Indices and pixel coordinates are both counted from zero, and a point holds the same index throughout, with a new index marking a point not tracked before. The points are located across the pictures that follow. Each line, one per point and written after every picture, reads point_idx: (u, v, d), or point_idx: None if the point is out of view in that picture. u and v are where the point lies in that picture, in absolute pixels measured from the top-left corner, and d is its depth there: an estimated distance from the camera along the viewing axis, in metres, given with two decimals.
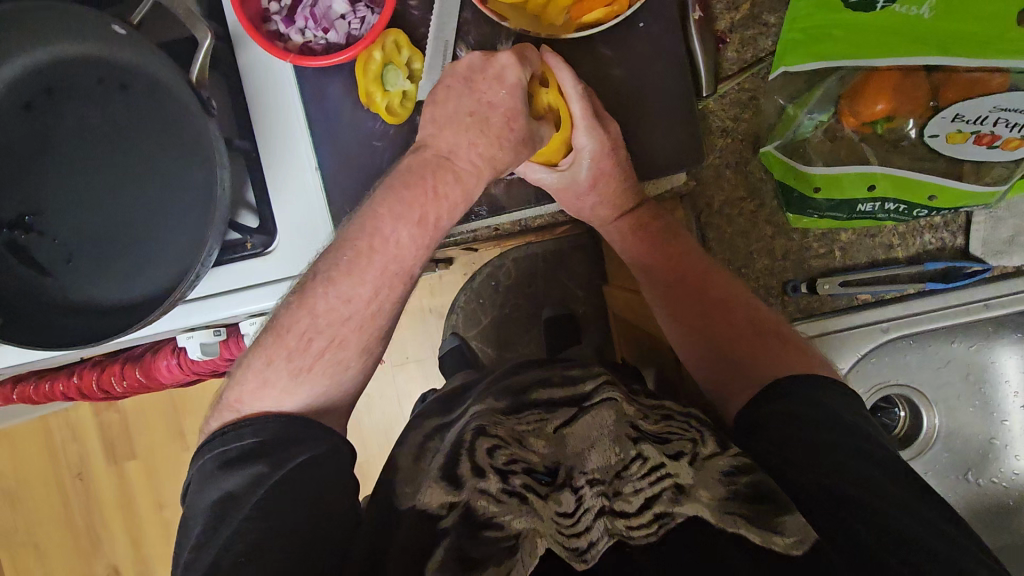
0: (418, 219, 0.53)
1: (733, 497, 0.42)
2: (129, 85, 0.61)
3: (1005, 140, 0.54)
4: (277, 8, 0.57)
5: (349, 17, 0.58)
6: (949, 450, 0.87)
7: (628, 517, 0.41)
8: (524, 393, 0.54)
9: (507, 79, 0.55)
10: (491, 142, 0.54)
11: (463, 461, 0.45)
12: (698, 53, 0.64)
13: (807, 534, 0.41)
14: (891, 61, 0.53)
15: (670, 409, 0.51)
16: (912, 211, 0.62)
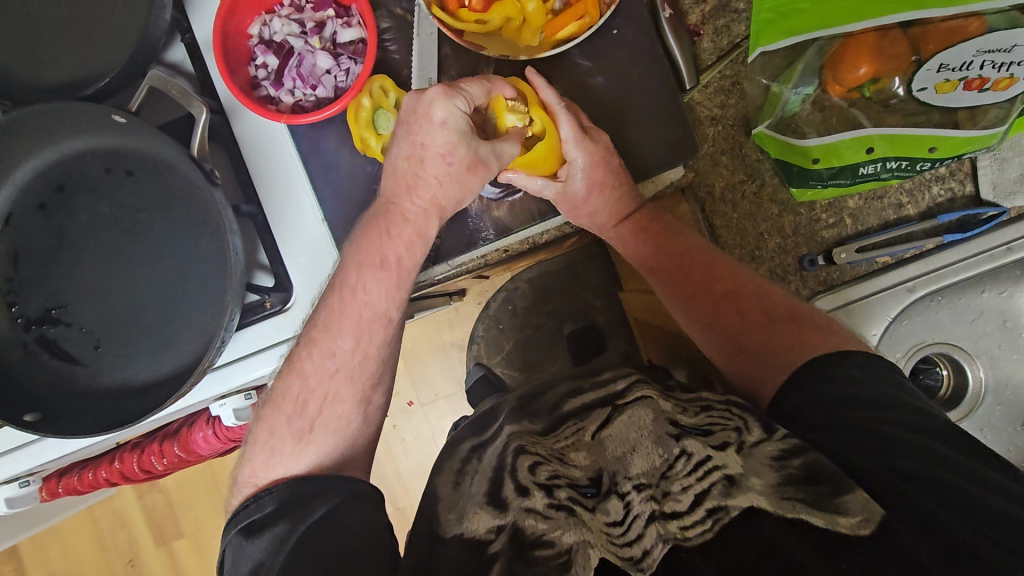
0: (380, 262, 0.56)
1: (787, 482, 0.42)
2: (135, 170, 0.63)
3: (995, 81, 0.54)
4: (265, 74, 0.60)
5: (334, 70, 0.60)
6: (1001, 402, 0.85)
7: (680, 517, 0.41)
8: (557, 408, 0.53)
9: (436, 117, 0.53)
10: (438, 180, 0.55)
11: (507, 483, 0.44)
12: (673, 48, 0.65)
13: (872, 512, 0.40)
14: (864, 23, 0.54)
15: (709, 400, 0.50)
16: (915, 167, 0.61)
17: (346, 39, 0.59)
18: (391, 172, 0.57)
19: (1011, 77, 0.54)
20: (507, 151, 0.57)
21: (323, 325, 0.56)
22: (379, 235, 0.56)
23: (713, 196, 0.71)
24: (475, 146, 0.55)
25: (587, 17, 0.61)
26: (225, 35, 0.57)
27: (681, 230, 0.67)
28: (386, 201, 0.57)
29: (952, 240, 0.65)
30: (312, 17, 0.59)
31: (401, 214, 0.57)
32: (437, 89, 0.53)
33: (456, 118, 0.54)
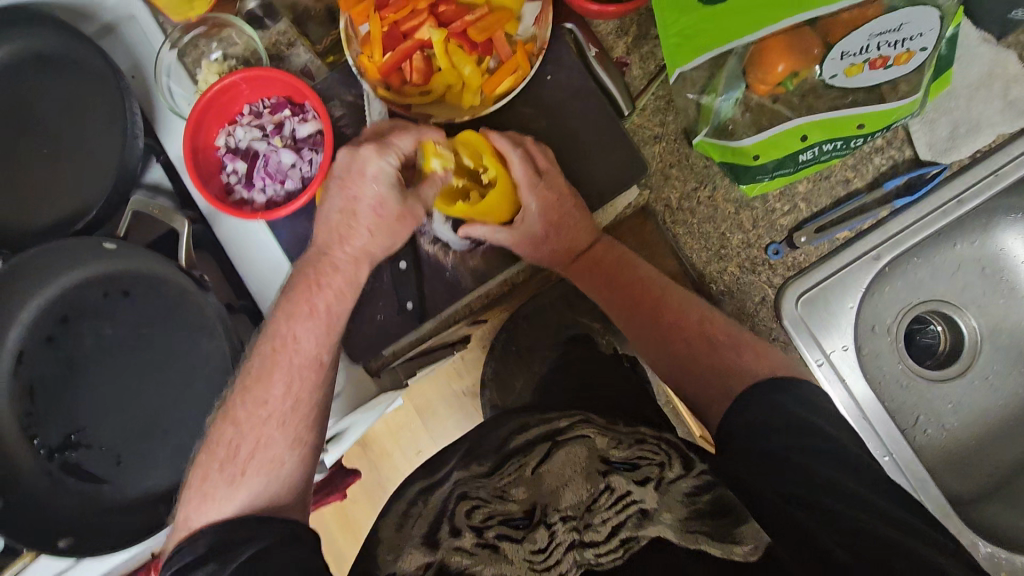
0: (308, 312, 0.57)
1: (695, 515, 0.46)
2: (131, 289, 0.67)
3: (896, 57, 0.59)
4: (237, 179, 0.64)
5: (298, 163, 0.64)
6: (996, 347, 0.87)
7: (596, 545, 0.44)
8: (505, 446, 0.54)
9: (369, 172, 0.58)
10: (366, 231, 0.59)
11: (444, 525, 0.46)
12: (607, 82, 0.71)
13: (761, 539, 0.46)
14: (785, 21, 0.57)
15: (642, 436, 0.55)
16: (849, 144, 0.65)
17: (305, 133, 0.64)
18: (324, 225, 0.60)
19: (908, 51, 0.59)
20: (427, 194, 0.61)
21: (257, 373, 0.56)
22: (305, 286, 0.58)
23: (672, 206, 0.72)
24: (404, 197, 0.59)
25: (520, 69, 0.65)
26: (196, 151, 0.62)
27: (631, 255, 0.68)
28: (317, 253, 0.59)
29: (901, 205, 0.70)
30: (271, 120, 0.64)
31: (332, 264, 0.59)
32: (369, 147, 0.58)
33: (386, 173, 0.58)
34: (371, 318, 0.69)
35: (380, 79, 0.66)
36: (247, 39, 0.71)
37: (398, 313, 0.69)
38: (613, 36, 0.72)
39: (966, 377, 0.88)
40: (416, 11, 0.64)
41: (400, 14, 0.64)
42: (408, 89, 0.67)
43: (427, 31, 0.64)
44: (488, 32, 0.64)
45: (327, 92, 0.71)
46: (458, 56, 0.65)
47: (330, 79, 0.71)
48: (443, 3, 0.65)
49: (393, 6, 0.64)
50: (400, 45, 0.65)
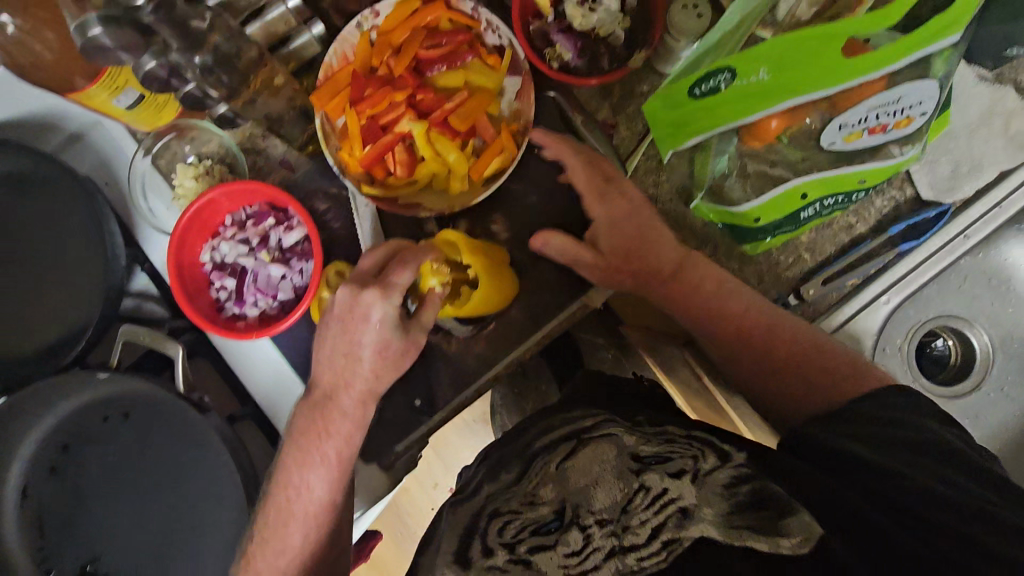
0: (319, 460, 0.53)
1: (735, 510, 0.44)
2: (131, 409, 0.65)
3: (896, 123, 0.57)
4: (227, 295, 0.62)
5: (288, 274, 0.62)
6: (1010, 357, 0.86)
7: (638, 550, 0.42)
8: (530, 446, 0.54)
9: (371, 319, 0.49)
10: (372, 374, 0.52)
11: (474, 543, 0.44)
12: (597, 148, 0.68)
13: (813, 532, 0.43)
14: (779, 105, 0.57)
15: (671, 433, 0.53)
16: (849, 198, 0.63)
17: (291, 242, 0.62)
18: (325, 362, 0.53)
19: (908, 117, 0.56)
20: (427, 317, 0.53)
21: (273, 524, 0.52)
22: (313, 434, 0.52)
23: None
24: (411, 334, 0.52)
25: (506, 151, 0.63)
26: (180, 273, 0.60)
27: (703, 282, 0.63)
28: (320, 394, 0.53)
29: (908, 245, 0.69)
30: (256, 231, 0.62)
31: (339, 407, 0.53)
32: (369, 293, 0.49)
33: (388, 318, 0.50)
34: (379, 413, 0.67)
35: (362, 174, 0.64)
36: (220, 141, 0.69)
37: (407, 409, 0.67)
38: (596, 99, 0.70)
39: (980, 390, 0.87)
40: (394, 103, 0.62)
41: (377, 108, 0.62)
42: (392, 181, 0.65)
43: (408, 124, 0.62)
44: (469, 120, 0.63)
45: (309, 185, 0.69)
46: (442, 143, 0.62)
47: (311, 171, 0.68)
48: (420, 92, 0.62)
49: (369, 100, 0.62)
50: (380, 139, 0.62)
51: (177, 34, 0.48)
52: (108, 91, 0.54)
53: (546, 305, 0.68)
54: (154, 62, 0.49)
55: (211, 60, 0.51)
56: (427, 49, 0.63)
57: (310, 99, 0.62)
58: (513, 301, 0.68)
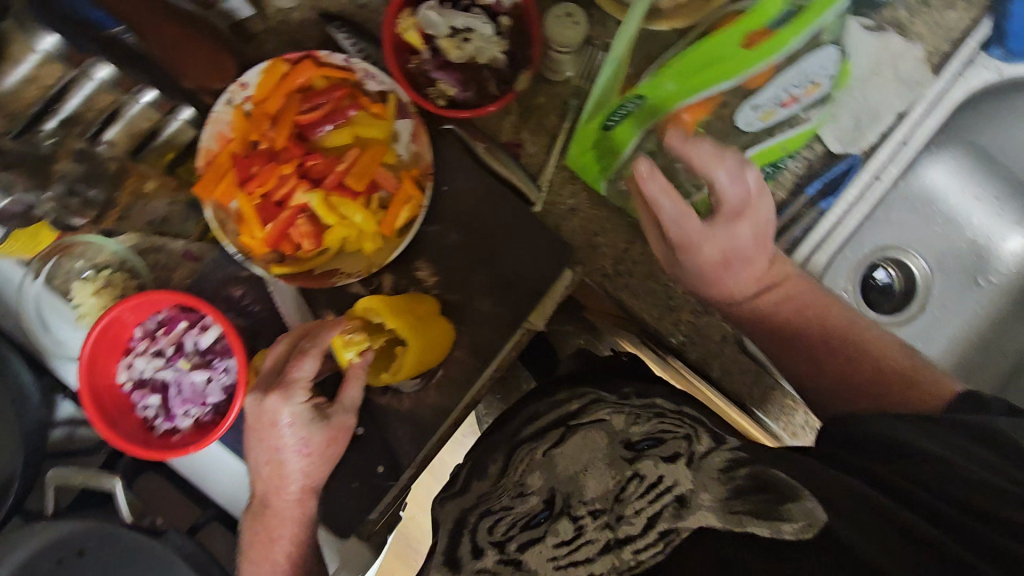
0: (271, 563, 0.54)
1: (734, 495, 0.41)
2: (86, 545, 0.59)
3: (804, 92, 0.63)
4: (155, 411, 0.59)
5: (213, 376, 0.59)
6: (947, 273, 0.88)
7: (633, 540, 0.40)
8: (518, 433, 0.57)
9: (282, 422, 0.51)
10: (301, 471, 0.53)
11: (464, 540, 0.47)
12: (506, 174, 0.67)
13: (816, 517, 0.38)
14: (700, 95, 0.57)
15: (661, 409, 0.54)
16: (776, 167, 0.68)
17: (209, 343, 0.59)
18: (256, 474, 0.54)
19: (815, 83, 0.63)
20: (351, 394, 0.54)
21: None
22: (260, 544, 0.53)
23: (609, 275, 0.69)
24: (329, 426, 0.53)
25: (412, 198, 0.61)
26: (99, 401, 0.56)
27: (763, 295, 0.59)
28: (257, 503, 0.54)
29: (827, 203, 0.69)
30: (168, 339, 0.59)
31: (276, 511, 0.54)
32: (273, 398, 0.50)
33: (299, 414, 0.51)
34: (346, 488, 0.65)
35: (270, 254, 0.61)
36: (111, 250, 0.64)
37: (372, 478, 0.65)
38: (495, 121, 0.68)
39: (926, 312, 0.88)
40: (283, 176, 0.59)
41: (268, 184, 0.59)
42: (304, 254, 0.62)
43: (303, 195, 0.59)
44: (366, 176, 0.60)
45: (219, 274, 0.65)
46: (343, 206, 0.60)
47: (217, 258, 0.65)
48: (309, 158, 0.60)
49: (257, 178, 0.59)
50: (278, 216, 0.60)
51: None
52: None
53: (490, 341, 0.66)
54: None
55: None
56: (306, 113, 0.60)
57: (194, 190, 0.58)
58: (456, 345, 0.66)
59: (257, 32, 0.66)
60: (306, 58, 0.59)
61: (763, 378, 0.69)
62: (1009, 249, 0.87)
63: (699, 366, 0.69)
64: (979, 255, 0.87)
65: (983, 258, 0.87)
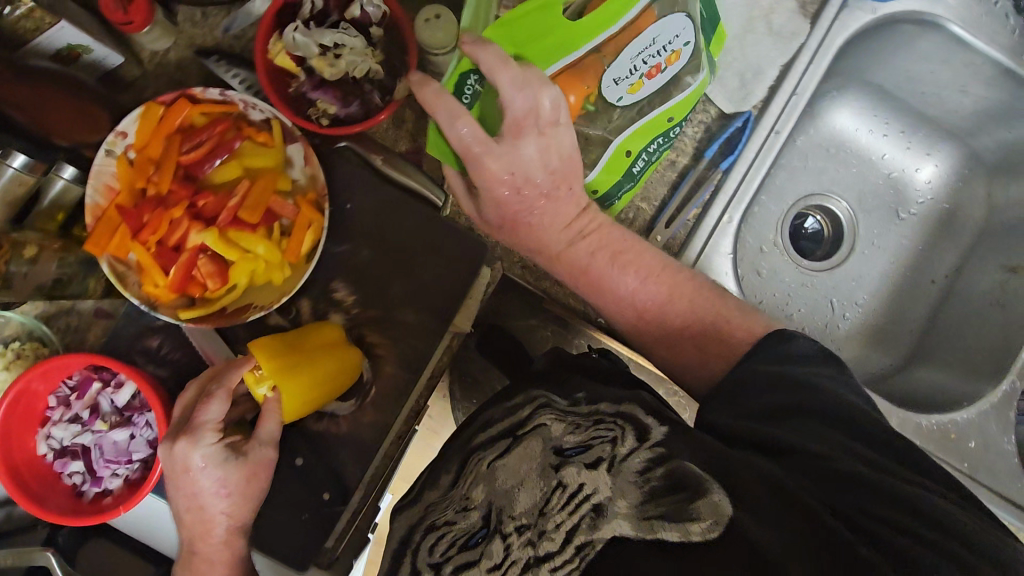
0: None
1: (648, 498, 0.39)
2: None
3: (665, 61, 0.57)
4: (82, 477, 0.58)
5: (138, 431, 0.59)
6: (871, 213, 0.88)
7: (550, 558, 0.36)
8: (475, 441, 0.50)
9: (196, 465, 0.52)
10: (225, 512, 0.55)
11: (404, 565, 0.40)
12: (409, 183, 0.67)
13: (723, 512, 0.38)
14: (564, 59, 0.55)
15: (602, 410, 0.47)
16: (668, 136, 0.65)
17: (127, 399, 0.59)
18: (183, 523, 0.55)
19: (674, 51, 0.57)
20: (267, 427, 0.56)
21: None
22: None
23: (527, 265, 0.70)
24: (244, 462, 0.54)
25: (312, 222, 0.60)
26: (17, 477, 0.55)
27: (623, 280, 0.60)
28: (188, 549, 0.56)
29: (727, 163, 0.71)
30: (83, 402, 0.58)
31: (204, 553, 0.55)
32: (181, 444, 0.52)
33: (213, 455, 0.52)
34: (297, 521, 0.64)
35: (178, 300, 0.60)
36: (18, 321, 0.62)
37: (320, 506, 0.64)
38: (391, 132, 0.69)
39: (856, 252, 0.88)
40: (175, 220, 0.58)
41: (161, 231, 0.58)
42: (212, 294, 0.61)
43: (197, 236, 0.58)
44: (260, 207, 0.60)
45: (132, 327, 0.63)
46: (244, 240, 0.59)
47: (128, 313, 0.63)
48: (200, 198, 0.59)
49: (149, 226, 0.58)
50: (178, 260, 0.59)
51: None
52: None
53: (418, 351, 0.66)
54: None
55: None
56: (189, 153, 0.59)
57: (85, 248, 0.56)
58: (385, 360, 0.65)
59: (134, 79, 0.65)
60: (179, 98, 0.58)
61: None
62: (925, 178, 0.87)
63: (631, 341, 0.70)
64: (897, 188, 0.87)
65: (902, 190, 0.87)
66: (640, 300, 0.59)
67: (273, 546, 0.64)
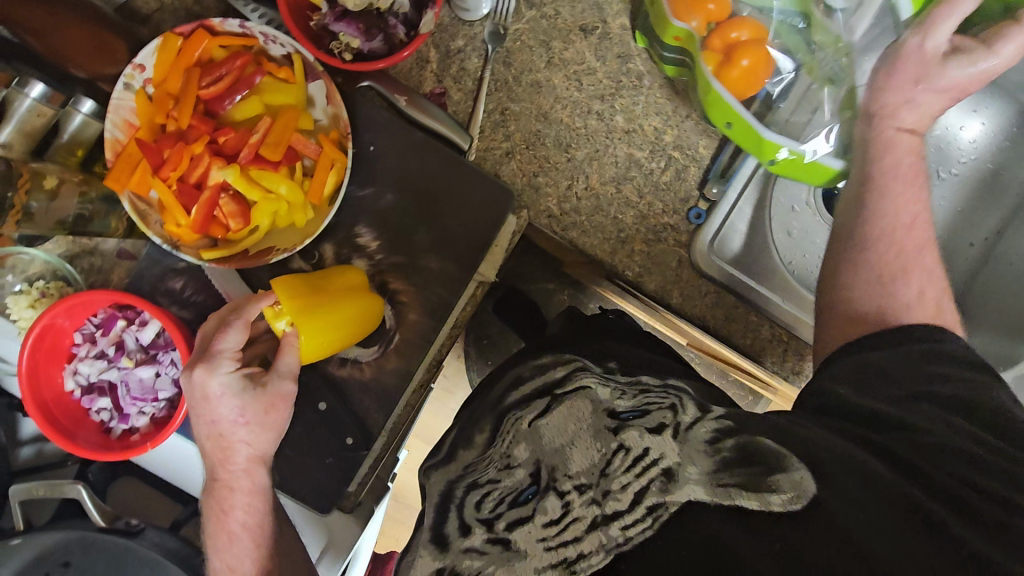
0: (230, 537, 0.55)
1: (722, 467, 0.40)
2: (70, 556, 0.59)
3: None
4: (109, 414, 0.59)
5: (163, 371, 0.59)
6: None
7: (621, 516, 0.38)
8: (504, 400, 0.52)
9: (214, 393, 0.52)
10: (248, 443, 0.54)
11: (451, 518, 0.43)
12: (437, 127, 0.64)
13: (805, 488, 0.38)
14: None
15: (648, 384, 0.51)
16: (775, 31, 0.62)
17: (151, 338, 0.59)
18: (205, 452, 0.55)
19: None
20: (289, 361, 0.55)
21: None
22: (217, 518, 0.55)
23: (556, 215, 0.68)
24: (265, 393, 0.53)
25: (337, 162, 0.59)
26: (49, 411, 0.56)
27: (912, 199, 0.57)
28: (211, 479, 0.56)
29: (776, 111, 0.68)
30: (109, 340, 0.58)
31: (228, 486, 0.55)
32: (198, 371, 0.52)
33: (231, 384, 0.52)
34: (322, 464, 0.65)
35: (201, 240, 0.59)
36: (42, 259, 0.61)
37: (342, 450, 0.65)
38: (415, 72, 0.66)
39: None
40: (196, 157, 0.57)
41: (182, 167, 0.57)
42: (235, 235, 0.60)
43: (218, 173, 0.57)
44: (282, 145, 0.58)
45: (155, 269, 0.62)
46: (265, 178, 0.57)
47: (149, 254, 0.62)
48: (219, 134, 0.57)
49: (169, 162, 0.56)
50: (200, 198, 0.57)
51: None
52: None
53: (442, 299, 0.65)
54: None
55: None
56: (208, 87, 0.57)
57: (106, 184, 0.55)
58: (409, 308, 0.64)
59: (151, 12, 0.62)
60: (198, 29, 0.56)
61: (723, 297, 0.69)
62: (969, 137, 0.80)
63: (659, 295, 0.69)
64: (939, 147, 0.81)
65: (944, 148, 0.81)
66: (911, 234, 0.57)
67: (296, 487, 0.64)
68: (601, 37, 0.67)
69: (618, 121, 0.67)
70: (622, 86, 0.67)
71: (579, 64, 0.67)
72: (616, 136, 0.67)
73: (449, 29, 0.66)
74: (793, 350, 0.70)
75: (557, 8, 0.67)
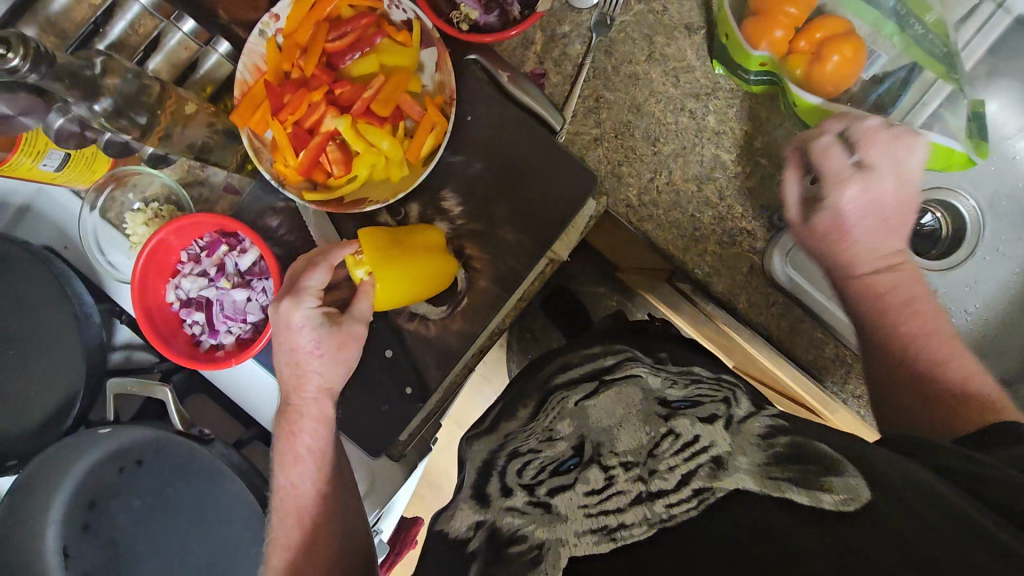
0: (293, 456, 0.57)
1: (773, 461, 0.39)
2: (143, 457, 0.68)
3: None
4: (201, 328, 0.64)
5: (253, 297, 0.64)
6: (1001, 217, 0.73)
7: (667, 495, 0.38)
8: (552, 381, 0.56)
9: (296, 323, 0.56)
10: (320, 372, 0.58)
11: (494, 480, 0.46)
12: (534, 106, 0.66)
13: (861, 493, 0.36)
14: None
15: (701, 375, 0.53)
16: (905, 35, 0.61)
17: (248, 265, 0.64)
18: (280, 376, 0.59)
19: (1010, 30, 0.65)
20: (362, 308, 0.58)
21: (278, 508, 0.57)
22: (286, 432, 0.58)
23: (634, 206, 0.69)
24: (337, 329, 0.57)
25: (438, 125, 0.62)
26: (150, 313, 0.61)
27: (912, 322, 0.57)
28: (283, 403, 0.59)
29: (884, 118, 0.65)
30: (212, 261, 0.64)
31: (300, 407, 0.59)
32: (285, 303, 0.55)
33: (312, 318, 0.56)
34: (378, 411, 0.68)
35: (303, 182, 0.63)
36: (162, 181, 0.68)
37: (400, 399, 0.68)
38: (520, 51, 0.69)
39: (975, 257, 0.74)
40: (314, 104, 0.61)
41: (299, 112, 0.61)
42: (334, 181, 0.64)
43: (332, 121, 0.61)
44: (392, 103, 0.62)
45: (256, 205, 0.68)
46: (370, 132, 0.62)
47: (254, 190, 0.68)
48: (337, 86, 0.62)
49: (289, 107, 0.61)
50: (310, 142, 0.62)
51: (74, 83, 0.48)
52: (31, 157, 0.54)
53: (513, 270, 0.67)
54: (61, 119, 0.52)
55: (115, 104, 0.52)
56: (334, 41, 0.62)
57: (232, 119, 0.60)
58: (481, 275, 0.67)
59: None
60: None
61: (790, 310, 0.69)
62: None
63: (725, 298, 0.70)
64: None
65: None
66: (929, 329, 0.57)
67: (352, 427, 0.68)
68: (705, 37, 0.68)
69: (709, 122, 0.68)
70: (718, 88, 0.68)
71: (678, 61, 0.68)
72: (705, 136, 0.68)
73: (556, 13, 0.68)
74: (855, 374, 0.69)
75: (665, 5, 0.68)
